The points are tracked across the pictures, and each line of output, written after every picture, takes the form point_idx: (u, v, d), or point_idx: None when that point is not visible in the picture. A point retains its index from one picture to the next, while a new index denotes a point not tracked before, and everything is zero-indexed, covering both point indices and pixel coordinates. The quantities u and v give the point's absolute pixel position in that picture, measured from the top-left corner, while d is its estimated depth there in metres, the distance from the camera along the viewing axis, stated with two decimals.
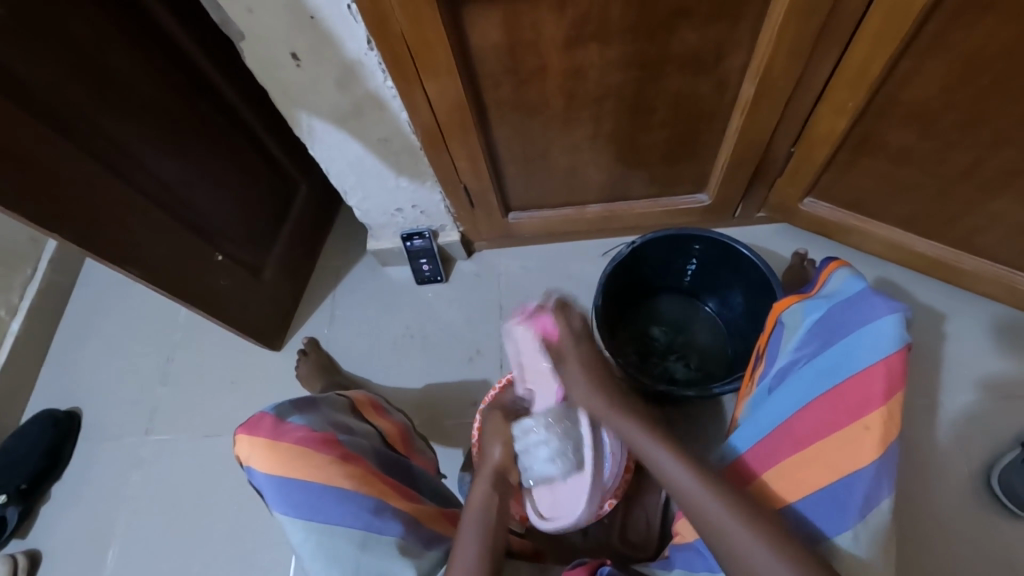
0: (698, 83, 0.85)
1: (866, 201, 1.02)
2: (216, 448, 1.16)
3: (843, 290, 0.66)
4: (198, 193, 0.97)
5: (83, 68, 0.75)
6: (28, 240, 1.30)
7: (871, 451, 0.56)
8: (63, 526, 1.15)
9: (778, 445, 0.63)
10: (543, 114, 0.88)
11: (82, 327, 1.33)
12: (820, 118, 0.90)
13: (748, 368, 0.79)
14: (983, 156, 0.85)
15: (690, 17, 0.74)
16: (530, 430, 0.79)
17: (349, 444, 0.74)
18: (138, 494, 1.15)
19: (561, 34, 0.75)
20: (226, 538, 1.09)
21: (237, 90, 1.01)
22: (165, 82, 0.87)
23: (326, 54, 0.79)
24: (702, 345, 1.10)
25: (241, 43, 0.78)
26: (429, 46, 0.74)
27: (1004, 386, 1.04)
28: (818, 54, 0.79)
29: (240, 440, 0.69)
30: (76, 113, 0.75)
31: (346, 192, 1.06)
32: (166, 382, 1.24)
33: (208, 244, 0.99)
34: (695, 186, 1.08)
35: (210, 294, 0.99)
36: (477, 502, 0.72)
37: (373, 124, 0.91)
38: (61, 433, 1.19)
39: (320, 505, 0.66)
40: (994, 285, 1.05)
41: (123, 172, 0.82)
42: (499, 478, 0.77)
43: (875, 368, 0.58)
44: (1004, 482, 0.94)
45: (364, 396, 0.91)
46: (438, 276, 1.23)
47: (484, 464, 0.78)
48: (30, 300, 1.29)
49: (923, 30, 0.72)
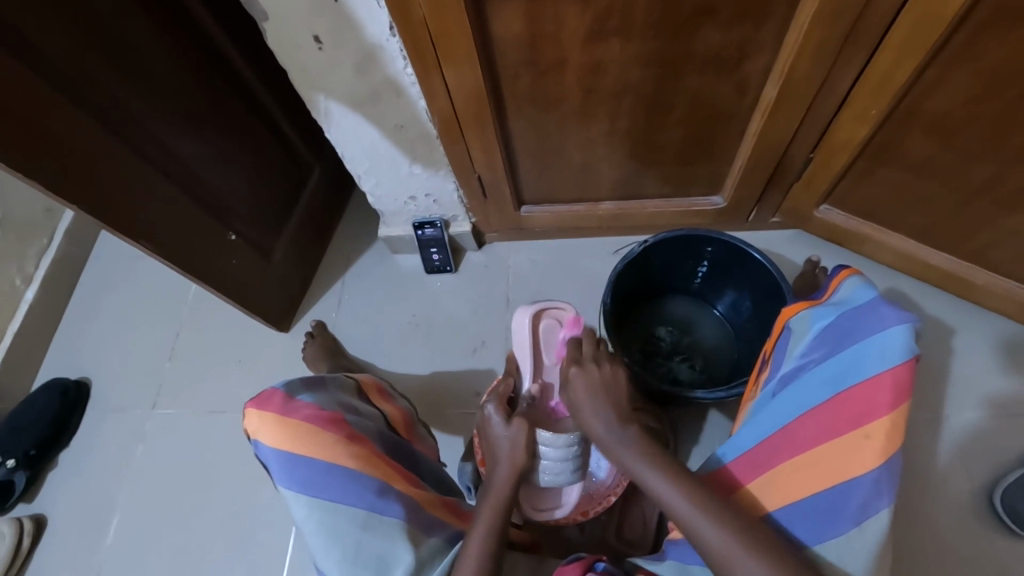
0: (718, 83, 0.84)
1: (882, 210, 1.01)
2: (221, 424, 1.18)
3: (853, 297, 0.65)
4: (213, 171, 0.97)
5: (104, 41, 0.75)
6: (44, 211, 1.31)
7: (871, 460, 0.56)
8: (68, 493, 1.17)
9: (776, 448, 0.63)
10: (560, 108, 0.88)
11: (93, 299, 1.35)
12: (840, 124, 0.89)
13: (754, 372, 0.79)
14: (1005, 169, 0.83)
15: (714, 16, 0.73)
16: (548, 443, 0.80)
17: (357, 425, 0.75)
18: (143, 466, 1.17)
19: (583, 27, 0.74)
20: (227, 514, 1.11)
21: (255, 70, 1.01)
22: (184, 59, 0.87)
23: (347, 38, 0.79)
24: (708, 347, 1.10)
25: (263, 23, 0.78)
26: (450, 35, 0.74)
27: (1011, 403, 1.03)
28: (843, 59, 0.78)
29: (249, 415, 0.69)
30: (95, 85, 0.75)
31: (359, 178, 1.06)
32: (174, 358, 1.25)
33: (221, 222, 0.99)
34: (709, 188, 1.08)
35: (220, 272, 1.00)
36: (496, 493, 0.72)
37: (391, 110, 0.91)
38: (70, 402, 1.21)
39: (325, 482, 0.66)
40: (1007, 301, 1.04)
41: (140, 147, 0.83)
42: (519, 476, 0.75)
43: (881, 378, 0.57)
44: (1005, 501, 0.94)
45: (371, 379, 0.92)
46: (447, 266, 1.24)
47: (499, 463, 0.75)
48: (44, 270, 1.31)
49: (951, 39, 0.71)
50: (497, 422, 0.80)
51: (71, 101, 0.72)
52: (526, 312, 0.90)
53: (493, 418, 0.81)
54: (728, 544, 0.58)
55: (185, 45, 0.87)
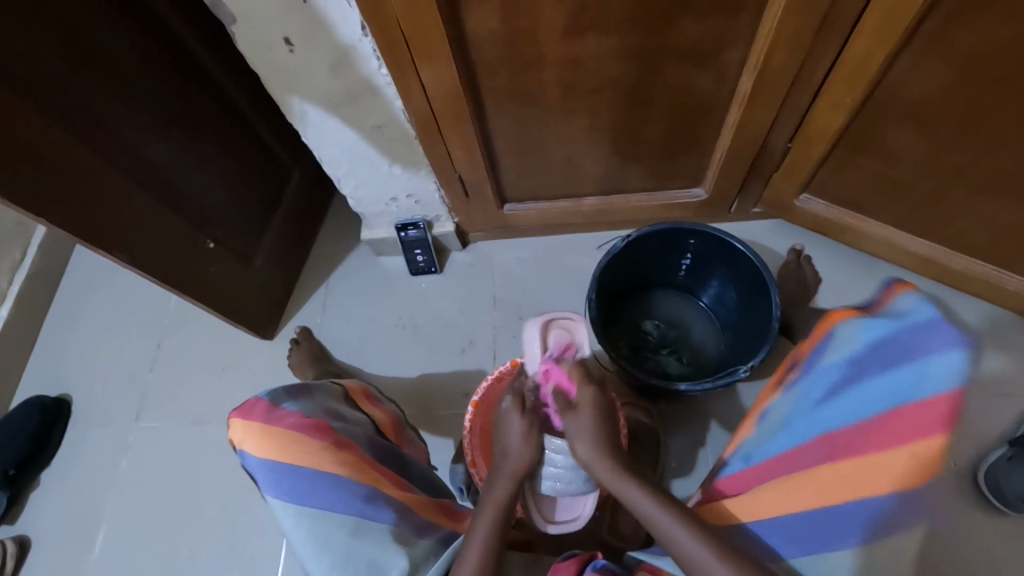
0: (695, 76, 0.84)
1: (861, 198, 1.02)
2: (207, 435, 1.16)
3: (911, 311, 0.62)
4: (189, 179, 0.95)
5: (67, 49, 0.73)
6: (15, 224, 1.26)
7: (905, 479, 0.55)
8: (50, 512, 1.14)
9: (816, 453, 0.63)
10: (539, 104, 0.88)
11: (71, 312, 1.31)
12: (817, 113, 0.89)
13: (785, 367, 0.78)
14: (979, 154, 0.84)
15: (688, 9, 0.73)
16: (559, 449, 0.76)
17: (343, 432, 0.74)
18: (128, 481, 1.14)
19: (558, 22, 0.73)
20: (216, 526, 1.09)
21: (229, 73, 0.99)
22: (153, 64, 0.85)
23: (320, 38, 0.78)
24: (695, 340, 1.10)
25: (231, 25, 0.77)
26: (424, 34, 0.73)
27: (994, 384, 1.05)
28: (817, 48, 0.78)
29: (232, 424, 0.68)
30: (60, 94, 0.73)
31: (339, 181, 1.05)
32: (156, 369, 1.23)
33: (199, 230, 0.97)
34: (691, 181, 1.08)
35: (199, 280, 0.98)
36: (498, 496, 0.71)
37: (368, 112, 0.90)
38: (49, 419, 1.18)
39: (312, 490, 0.65)
40: (985, 283, 1.06)
41: (110, 156, 0.81)
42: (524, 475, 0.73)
43: (936, 402, 0.56)
44: (990, 479, 0.95)
45: (357, 385, 0.91)
46: (432, 267, 1.23)
47: (505, 461, 0.74)
48: (18, 284, 1.27)
49: (921, 27, 0.72)
50: (513, 418, 0.75)
51: (36, 111, 0.70)
52: (537, 322, 0.82)
53: (508, 413, 0.76)
54: (703, 550, 0.59)
55: (155, 50, 0.85)
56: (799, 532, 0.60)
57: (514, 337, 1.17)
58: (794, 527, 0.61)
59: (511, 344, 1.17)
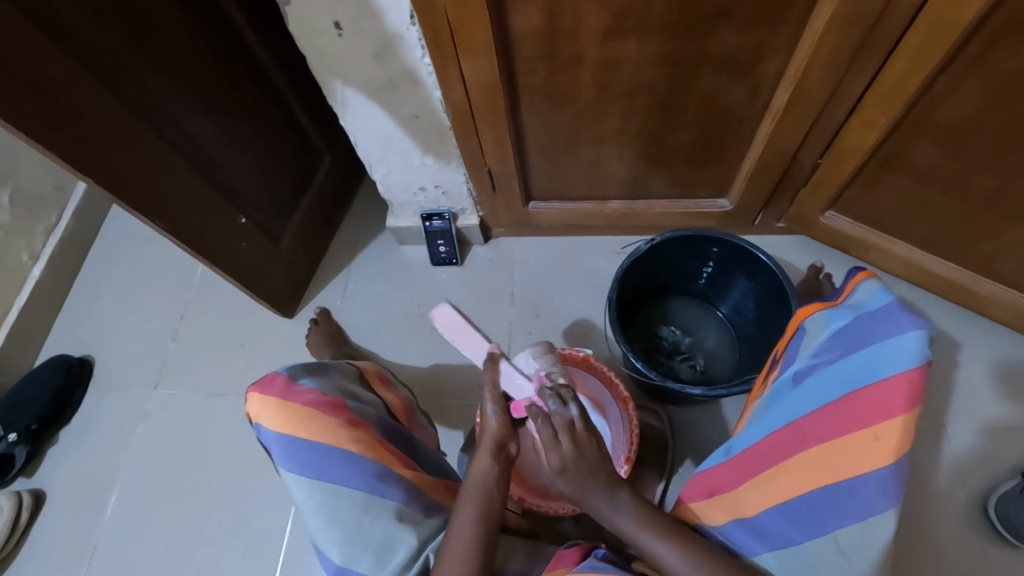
0: (731, 85, 0.85)
1: (887, 218, 1.03)
2: (222, 407, 1.18)
3: (870, 301, 0.64)
4: (226, 155, 0.98)
5: (124, 22, 0.76)
6: (54, 188, 1.30)
7: (877, 460, 0.55)
8: (66, 470, 1.17)
9: (786, 441, 0.63)
10: (574, 104, 0.89)
11: (99, 278, 1.35)
12: (850, 130, 0.89)
13: (763, 371, 0.79)
14: (1012, 180, 0.84)
15: (730, 17, 0.74)
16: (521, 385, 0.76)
17: (357, 411, 0.75)
18: (143, 446, 1.17)
19: (601, 24, 0.75)
20: (225, 495, 1.12)
21: (272, 55, 1.02)
22: (202, 40, 0.88)
23: (367, 25, 0.79)
24: (710, 349, 1.11)
25: (285, 6, 0.79)
26: (470, 26, 0.75)
27: (1009, 415, 1.04)
28: (855, 66, 0.79)
29: (250, 398, 0.70)
30: (115, 64, 0.76)
31: (371, 166, 1.07)
32: (178, 340, 1.26)
33: (233, 206, 1.00)
34: (717, 191, 1.08)
35: (230, 254, 1.01)
36: (480, 479, 0.67)
37: (405, 100, 0.91)
38: (73, 378, 1.21)
39: (326, 465, 0.67)
40: (1008, 311, 1.06)
41: (157, 127, 0.83)
42: (501, 449, 0.70)
43: (895, 381, 0.56)
44: (999, 509, 0.95)
45: (373, 367, 0.92)
46: (453, 258, 1.25)
47: (482, 437, 0.71)
48: (52, 246, 1.31)
49: (963, 49, 0.72)
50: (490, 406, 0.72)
51: (91, 78, 0.73)
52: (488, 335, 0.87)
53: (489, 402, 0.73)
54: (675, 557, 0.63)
55: (206, 28, 0.88)
56: (781, 526, 0.62)
57: (529, 334, 1.18)
58: (774, 519, 0.62)
59: (525, 341, 1.18)
